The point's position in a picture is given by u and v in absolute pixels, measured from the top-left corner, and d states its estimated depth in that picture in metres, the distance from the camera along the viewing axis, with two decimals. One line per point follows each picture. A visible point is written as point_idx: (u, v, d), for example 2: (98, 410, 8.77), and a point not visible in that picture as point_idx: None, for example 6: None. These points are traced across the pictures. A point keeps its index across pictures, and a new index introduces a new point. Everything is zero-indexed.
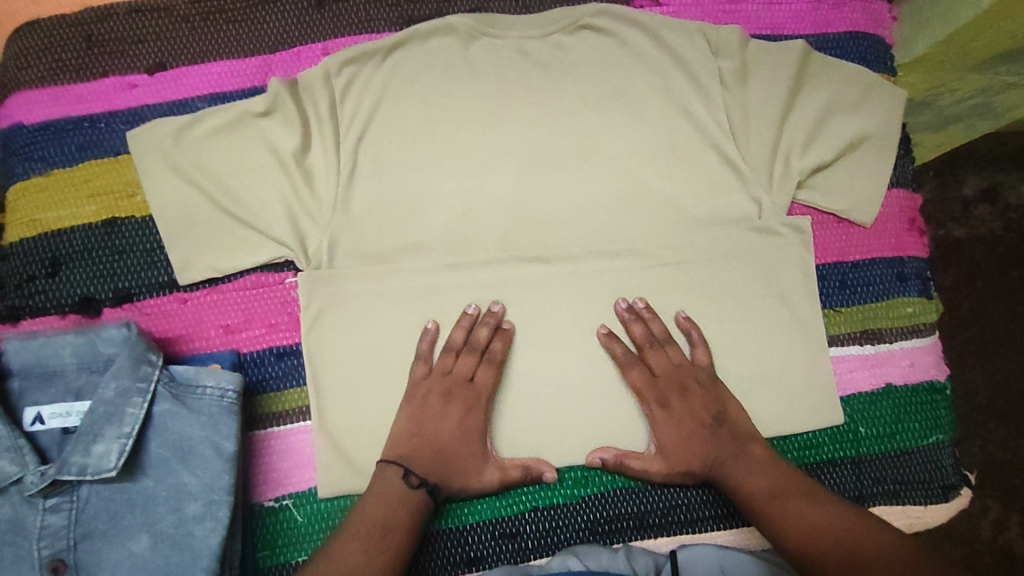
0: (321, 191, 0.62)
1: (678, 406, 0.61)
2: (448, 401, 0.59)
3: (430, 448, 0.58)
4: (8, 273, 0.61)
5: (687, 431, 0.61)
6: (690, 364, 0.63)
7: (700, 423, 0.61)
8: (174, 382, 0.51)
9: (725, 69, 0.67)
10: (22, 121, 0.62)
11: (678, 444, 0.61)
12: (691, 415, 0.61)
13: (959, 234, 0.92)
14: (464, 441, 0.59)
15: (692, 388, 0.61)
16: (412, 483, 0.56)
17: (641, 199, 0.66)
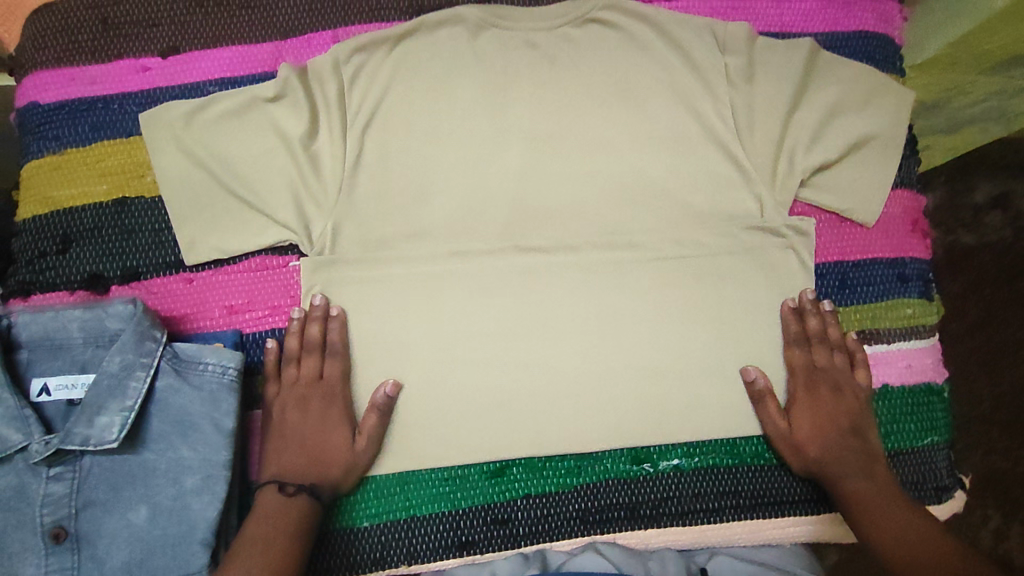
0: (327, 176, 0.63)
1: (820, 393, 0.64)
2: (320, 407, 0.60)
3: (293, 458, 0.58)
4: (20, 248, 0.62)
5: (815, 418, 0.63)
6: (827, 366, 0.65)
7: (828, 420, 0.63)
8: (176, 359, 0.52)
9: (732, 65, 0.67)
10: (38, 100, 0.64)
11: (804, 425, 0.63)
12: (815, 415, 0.63)
13: (968, 241, 0.92)
14: (331, 445, 0.59)
15: (825, 387, 0.64)
16: (287, 493, 0.56)
17: (643, 193, 0.66)
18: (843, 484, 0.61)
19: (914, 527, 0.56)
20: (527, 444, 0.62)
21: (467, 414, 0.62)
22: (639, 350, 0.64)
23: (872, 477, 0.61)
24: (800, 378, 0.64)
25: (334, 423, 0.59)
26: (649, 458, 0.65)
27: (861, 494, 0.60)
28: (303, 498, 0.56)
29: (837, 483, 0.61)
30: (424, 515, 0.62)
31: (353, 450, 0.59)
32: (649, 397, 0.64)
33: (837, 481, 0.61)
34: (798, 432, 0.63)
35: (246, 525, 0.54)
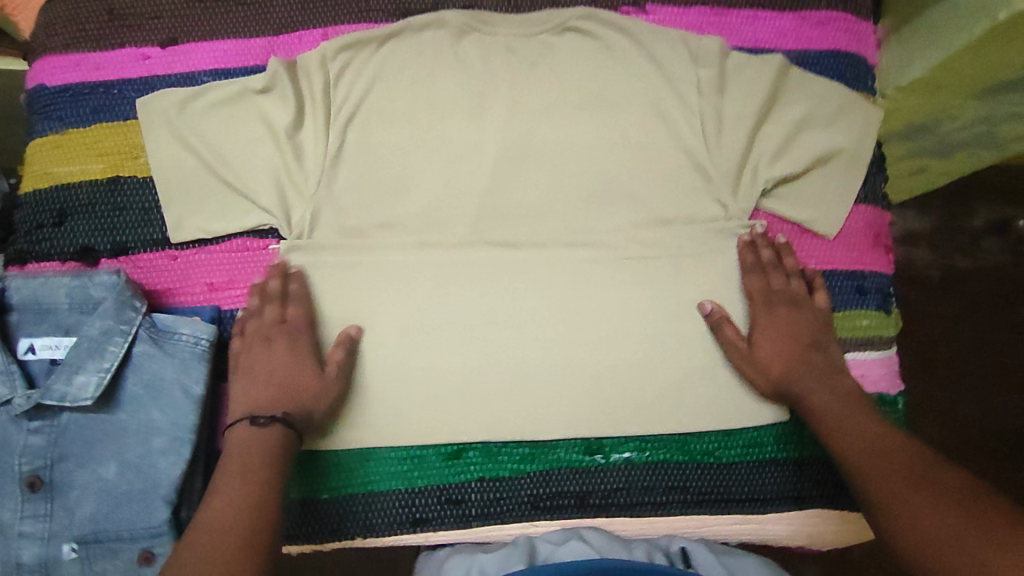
0: (310, 166, 0.67)
1: (777, 315, 0.66)
2: (286, 346, 0.62)
3: (270, 394, 0.59)
4: (20, 220, 0.66)
5: (774, 336, 0.65)
6: (784, 288, 0.67)
7: (787, 337, 0.65)
8: (154, 328, 0.56)
9: (703, 77, 0.70)
10: (45, 83, 0.68)
11: (764, 343, 0.65)
12: (776, 339, 0.65)
13: (959, 266, 0.99)
14: (302, 379, 0.60)
15: (782, 306, 0.66)
16: (261, 423, 0.57)
17: (610, 196, 0.69)
18: (811, 400, 0.62)
19: (882, 438, 0.56)
20: (484, 428, 0.65)
21: (429, 396, 0.65)
22: (597, 344, 0.67)
23: (838, 393, 0.62)
24: (759, 302, 0.67)
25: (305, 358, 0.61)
26: (601, 449, 0.67)
27: (825, 415, 0.61)
28: (278, 426, 0.57)
29: (806, 401, 0.63)
30: (382, 491, 0.65)
31: (325, 383, 0.61)
32: (604, 389, 0.66)
33: (804, 398, 0.63)
34: (762, 355, 0.65)
35: (223, 462, 0.54)
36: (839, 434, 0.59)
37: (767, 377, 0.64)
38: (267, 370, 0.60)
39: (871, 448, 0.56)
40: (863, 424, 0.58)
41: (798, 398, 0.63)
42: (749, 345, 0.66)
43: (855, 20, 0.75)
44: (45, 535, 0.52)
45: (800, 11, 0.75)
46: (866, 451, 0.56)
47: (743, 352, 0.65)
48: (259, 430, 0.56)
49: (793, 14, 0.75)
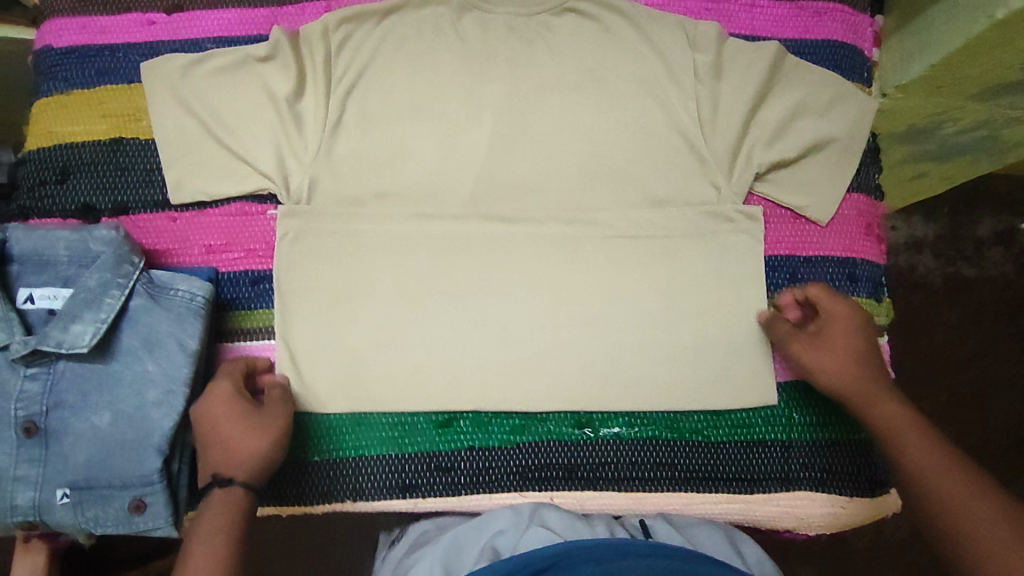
0: (310, 133, 0.67)
1: (851, 315, 0.66)
2: (224, 396, 0.56)
3: (218, 452, 0.54)
4: (22, 177, 0.67)
5: (847, 333, 0.65)
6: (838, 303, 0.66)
7: (858, 339, 0.65)
8: (151, 283, 0.57)
9: (701, 62, 0.71)
10: (51, 44, 0.69)
11: (837, 339, 0.65)
12: (850, 342, 0.65)
13: (965, 274, 0.98)
14: (243, 432, 0.55)
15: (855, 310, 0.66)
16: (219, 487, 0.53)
17: (606, 175, 0.70)
18: (877, 407, 0.62)
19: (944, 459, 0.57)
20: (474, 398, 0.66)
21: (421, 365, 0.66)
22: (588, 321, 0.68)
23: (904, 403, 0.62)
24: (838, 300, 0.66)
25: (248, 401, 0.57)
26: (590, 424, 0.68)
27: (890, 425, 0.61)
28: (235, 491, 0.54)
29: (871, 407, 0.62)
30: (372, 456, 0.66)
31: (263, 420, 0.56)
32: (593, 364, 0.68)
33: (865, 400, 0.63)
34: (833, 355, 0.64)
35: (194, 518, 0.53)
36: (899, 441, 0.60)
37: (838, 372, 0.64)
38: (208, 427, 0.55)
39: (934, 462, 0.57)
40: (921, 436, 0.59)
41: (863, 401, 0.63)
42: (821, 335, 0.65)
43: (853, 13, 0.76)
44: (39, 480, 0.53)
45: (798, 1, 0.76)
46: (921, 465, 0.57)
47: (813, 341, 0.65)
48: (222, 494, 0.53)
49: (791, 4, 0.76)
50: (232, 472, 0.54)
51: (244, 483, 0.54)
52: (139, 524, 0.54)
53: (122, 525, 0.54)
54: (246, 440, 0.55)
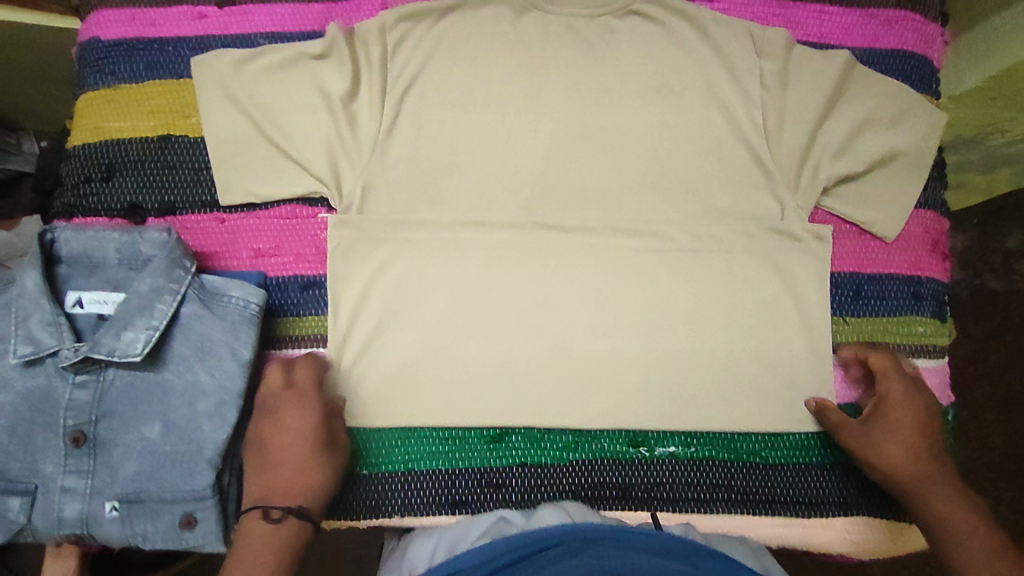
0: (364, 134, 0.66)
1: (914, 396, 0.63)
2: (297, 417, 0.55)
3: (280, 479, 0.53)
4: (67, 173, 0.66)
5: (909, 419, 0.62)
6: (893, 373, 0.64)
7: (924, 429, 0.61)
8: (202, 289, 0.55)
9: (768, 69, 0.69)
10: (99, 37, 0.68)
11: (896, 427, 0.61)
12: (910, 431, 0.61)
13: (995, 287, 0.93)
14: (307, 459, 0.54)
15: (918, 391, 0.63)
16: (272, 518, 0.52)
17: (666, 184, 0.68)
18: (930, 492, 0.59)
19: (1004, 558, 0.54)
20: (526, 413, 0.64)
21: (472, 378, 0.64)
22: (646, 336, 0.66)
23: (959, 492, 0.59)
24: (895, 379, 0.63)
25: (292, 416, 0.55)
26: (646, 443, 0.66)
27: (950, 519, 0.57)
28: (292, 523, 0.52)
29: (926, 497, 0.59)
30: (422, 470, 0.64)
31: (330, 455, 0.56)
32: (651, 382, 0.65)
33: (918, 481, 0.60)
34: (891, 444, 0.61)
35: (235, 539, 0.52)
36: (951, 530, 0.57)
37: (889, 453, 0.61)
38: (277, 447, 0.54)
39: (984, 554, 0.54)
40: (977, 529, 0.56)
41: (917, 492, 0.60)
42: (877, 419, 0.62)
43: (923, 21, 0.73)
44: (87, 491, 0.51)
45: (868, 8, 0.73)
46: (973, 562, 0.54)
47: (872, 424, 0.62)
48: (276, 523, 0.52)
49: (860, 11, 0.73)
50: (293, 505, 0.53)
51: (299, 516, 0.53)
52: (188, 541, 0.52)
53: (171, 541, 0.52)
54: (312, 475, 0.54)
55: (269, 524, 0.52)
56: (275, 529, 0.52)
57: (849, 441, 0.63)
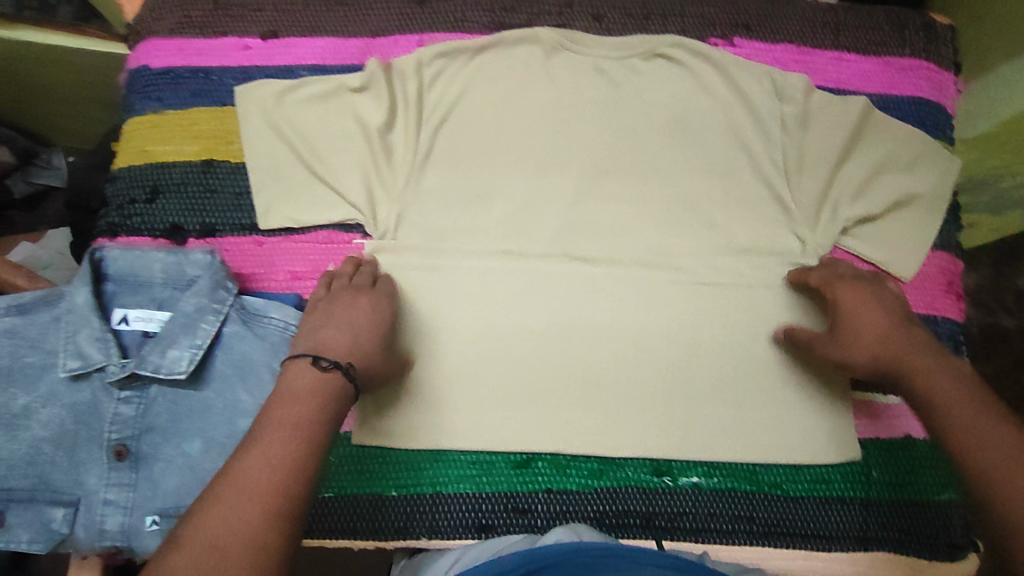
0: (398, 164, 0.69)
1: (864, 292, 0.60)
2: (368, 305, 0.58)
3: (343, 346, 0.53)
4: (114, 193, 0.69)
5: (867, 314, 0.58)
6: (836, 277, 0.63)
7: (888, 318, 0.58)
8: (246, 309, 0.58)
9: (787, 113, 0.72)
10: (148, 65, 0.71)
11: (854, 321, 0.59)
12: (884, 324, 0.57)
13: (1009, 326, 0.94)
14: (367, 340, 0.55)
15: (863, 283, 0.61)
16: (322, 367, 0.50)
17: (691, 220, 0.70)
18: (912, 374, 0.54)
19: (1004, 425, 0.47)
20: (552, 440, 0.65)
21: (499, 403, 0.65)
22: (667, 365, 0.67)
23: (946, 362, 0.54)
24: (837, 283, 0.62)
25: (348, 306, 0.57)
26: (669, 471, 0.67)
27: (926, 381, 0.52)
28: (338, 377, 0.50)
29: (911, 371, 0.54)
30: (450, 493, 0.64)
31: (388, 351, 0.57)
32: (673, 412, 0.67)
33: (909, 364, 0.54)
34: (873, 339, 0.57)
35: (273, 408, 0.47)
36: (941, 406, 0.51)
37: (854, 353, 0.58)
38: (344, 317, 0.56)
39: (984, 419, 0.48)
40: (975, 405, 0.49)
41: (898, 370, 0.55)
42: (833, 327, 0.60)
43: (937, 70, 0.76)
44: (127, 505, 0.53)
45: (883, 57, 0.76)
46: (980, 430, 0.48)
47: (832, 338, 0.60)
48: (324, 376, 0.49)
49: (876, 59, 0.76)
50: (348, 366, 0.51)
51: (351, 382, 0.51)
52: None
53: None
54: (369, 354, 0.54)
55: (319, 374, 0.49)
56: (311, 401, 0.48)
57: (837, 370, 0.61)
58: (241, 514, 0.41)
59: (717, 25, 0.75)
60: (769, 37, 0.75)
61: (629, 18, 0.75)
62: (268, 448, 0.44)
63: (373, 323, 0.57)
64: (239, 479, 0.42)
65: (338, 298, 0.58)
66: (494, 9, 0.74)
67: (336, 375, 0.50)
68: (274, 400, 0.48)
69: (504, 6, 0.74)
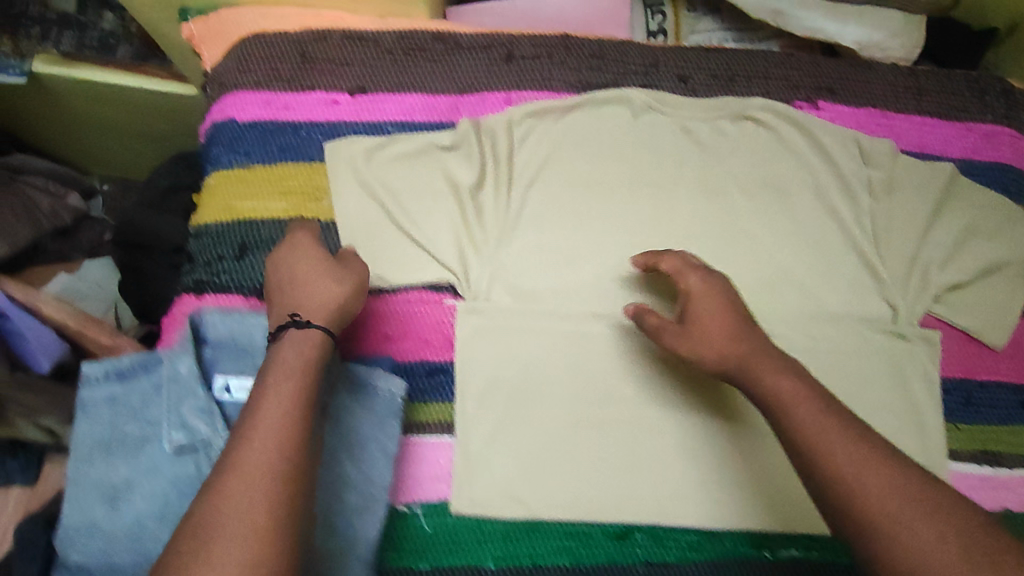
0: (490, 224, 0.69)
1: (713, 291, 0.59)
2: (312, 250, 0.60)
3: (302, 301, 0.56)
4: (201, 249, 0.68)
5: (718, 310, 0.58)
6: (682, 273, 0.60)
7: (730, 315, 0.57)
8: (350, 381, 0.59)
9: (874, 178, 0.73)
10: (235, 118, 0.71)
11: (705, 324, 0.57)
12: (756, 341, 0.56)
13: None
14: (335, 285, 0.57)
15: (711, 278, 0.59)
16: (301, 327, 0.53)
17: (779, 286, 0.71)
18: (769, 387, 0.53)
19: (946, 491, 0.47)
20: (649, 510, 0.64)
21: (594, 470, 0.64)
22: (764, 433, 0.66)
23: (794, 375, 0.54)
24: (692, 274, 0.60)
25: (293, 254, 0.59)
26: (768, 545, 0.65)
27: (808, 430, 0.50)
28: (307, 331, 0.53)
29: (764, 384, 0.54)
30: (548, 565, 0.62)
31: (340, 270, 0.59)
32: (771, 482, 0.65)
33: (760, 380, 0.54)
34: (755, 360, 0.55)
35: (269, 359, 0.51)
36: (818, 446, 0.49)
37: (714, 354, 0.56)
38: (311, 271, 0.58)
39: (883, 462, 0.48)
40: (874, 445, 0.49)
41: (751, 380, 0.55)
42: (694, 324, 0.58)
43: (1019, 136, 0.76)
44: None
45: (966, 122, 0.76)
46: (857, 471, 0.47)
47: (681, 331, 0.58)
48: (299, 333, 0.53)
49: (959, 124, 0.76)
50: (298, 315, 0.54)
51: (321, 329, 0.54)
52: None
53: None
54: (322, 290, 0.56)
55: (303, 333, 0.53)
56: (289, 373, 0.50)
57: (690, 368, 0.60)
58: (249, 519, 0.42)
59: (802, 88, 0.75)
60: (854, 101, 0.75)
61: (716, 80, 0.75)
62: (262, 439, 0.45)
63: (321, 266, 0.58)
64: (239, 475, 0.44)
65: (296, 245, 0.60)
66: (580, 68, 0.74)
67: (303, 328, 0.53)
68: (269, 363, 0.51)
69: (591, 66, 0.74)
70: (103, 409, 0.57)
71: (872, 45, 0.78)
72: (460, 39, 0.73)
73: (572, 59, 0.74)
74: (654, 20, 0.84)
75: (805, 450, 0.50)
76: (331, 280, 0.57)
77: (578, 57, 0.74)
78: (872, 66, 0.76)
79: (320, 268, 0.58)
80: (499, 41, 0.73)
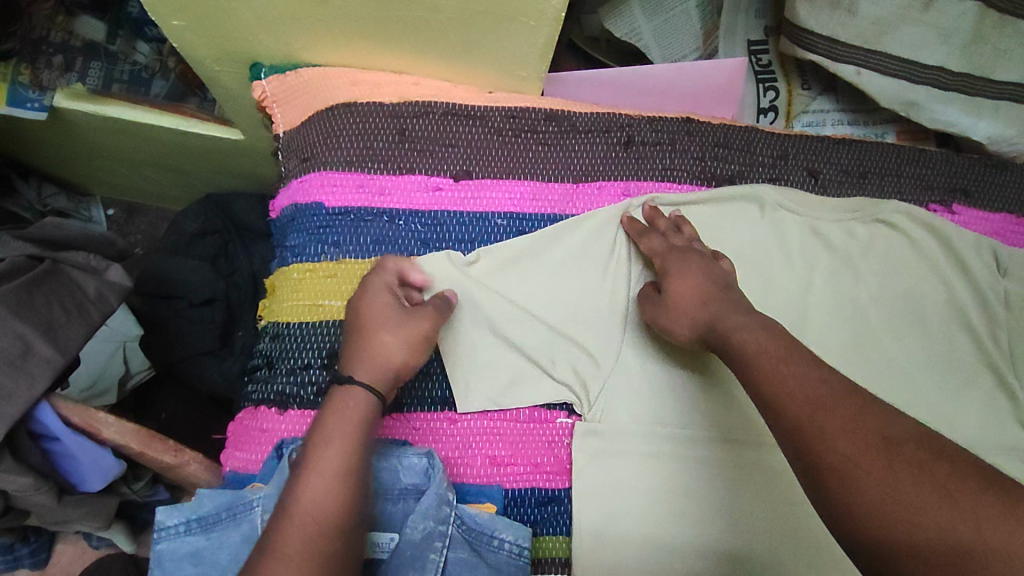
0: (607, 333, 0.62)
1: (691, 269, 0.57)
2: (387, 304, 0.55)
3: (364, 351, 0.52)
4: (283, 354, 0.60)
5: (688, 283, 0.56)
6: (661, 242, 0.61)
7: (703, 288, 0.55)
8: (471, 530, 0.52)
9: (1010, 292, 0.67)
10: (322, 203, 0.63)
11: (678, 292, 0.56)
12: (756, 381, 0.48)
13: None
14: (394, 340, 0.53)
15: (691, 256, 0.58)
16: (356, 390, 0.50)
17: (917, 407, 0.64)
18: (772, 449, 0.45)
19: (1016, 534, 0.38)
20: None
21: None
22: None
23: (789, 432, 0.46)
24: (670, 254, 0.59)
25: (367, 297, 0.55)
26: None
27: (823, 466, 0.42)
28: (368, 395, 0.50)
29: None
30: None
31: (411, 327, 0.54)
32: None
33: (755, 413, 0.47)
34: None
35: (316, 428, 0.49)
36: (827, 449, 0.42)
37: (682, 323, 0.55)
38: (371, 310, 0.54)
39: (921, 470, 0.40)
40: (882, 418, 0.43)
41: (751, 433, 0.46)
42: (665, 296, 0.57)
43: None
44: None
45: None
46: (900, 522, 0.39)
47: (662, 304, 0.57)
48: (346, 395, 0.50)
49: None
50: (360, 376, 0.51)
51: (372, 392, 0.51)
52: None
53: None
54: (384, 348, 0.52)
55: (362, 403, 0.50)
56: (345, 422, 0.49)
57: (728, 411, 0.60)
58: None
59: (935, 190, 0.70)
60: (987, 206, 0.70)
61: (844, 176, 0.70)
62: (308, 513, 0.45)
63: (389, 319, 0.54)
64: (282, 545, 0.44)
65: (377, 292, 0.55)
66: (703, 157, 0.68)
67: (361, 394, 0.50)
68: (314, 444, 0.48)
69: (715, 155, 0.68)
70: (185, 567, 0.49)
71: (1003, 141, 0.72)
72: (577, 121, 0.67)
73: (695, 146, 0.68)
74: (767, 96, 0.79)
75: (825, 472, 0.42)
76: (397, 343, 0.53)
77: (701, 144, 0.68)
78: (1005, 168, 0.72)
79: (394, 328, 0.53)
80: (617, 124, 0.68)
